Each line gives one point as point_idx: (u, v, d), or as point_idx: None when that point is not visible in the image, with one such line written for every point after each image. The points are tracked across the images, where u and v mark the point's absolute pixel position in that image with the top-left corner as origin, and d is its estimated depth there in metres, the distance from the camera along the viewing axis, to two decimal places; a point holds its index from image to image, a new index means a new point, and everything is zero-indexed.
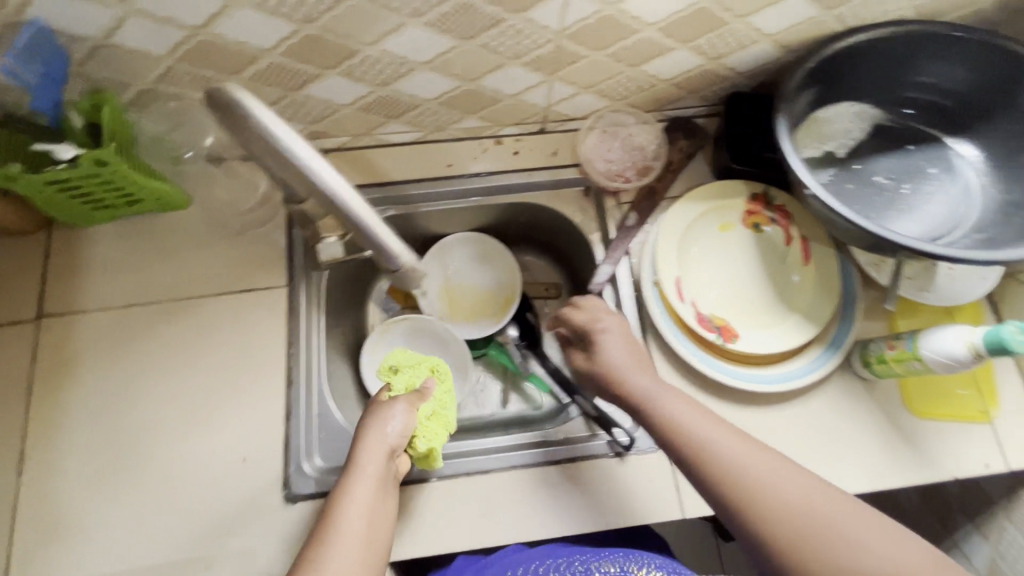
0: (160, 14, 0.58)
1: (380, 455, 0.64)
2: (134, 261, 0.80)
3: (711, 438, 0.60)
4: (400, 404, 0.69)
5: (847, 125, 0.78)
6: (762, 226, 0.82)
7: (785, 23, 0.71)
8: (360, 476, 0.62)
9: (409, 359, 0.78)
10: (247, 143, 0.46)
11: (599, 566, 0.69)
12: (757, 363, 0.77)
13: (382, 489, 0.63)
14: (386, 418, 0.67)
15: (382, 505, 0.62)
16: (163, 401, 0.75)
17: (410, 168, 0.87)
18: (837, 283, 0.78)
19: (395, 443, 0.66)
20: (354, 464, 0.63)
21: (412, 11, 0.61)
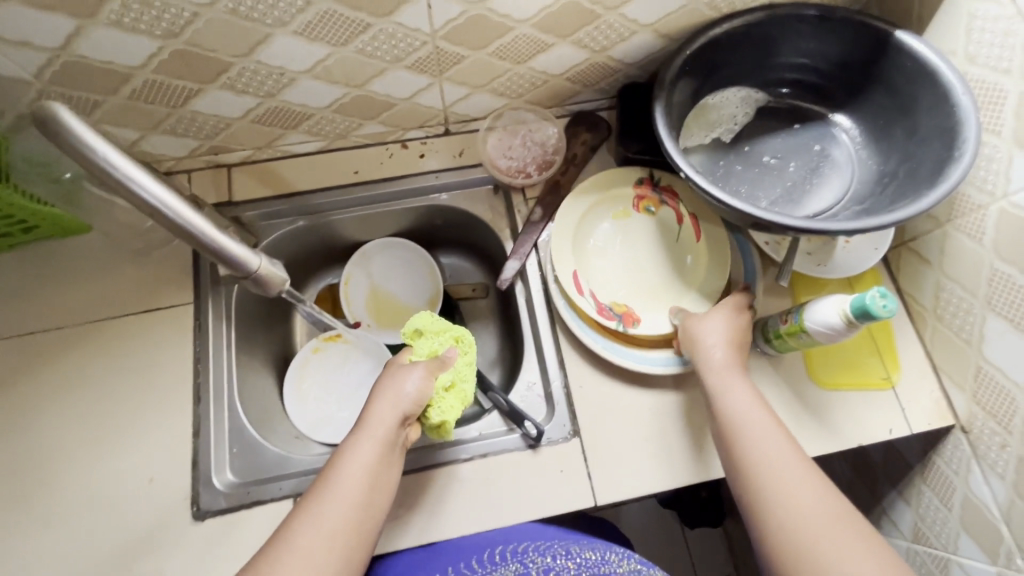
0: (16, 39, 0.58)
1: (390, 418, 0.63)
2: (35, 288, 0.79)
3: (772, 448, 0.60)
4: (418, 369, 0.68)
5: (734, 110, 0.80)
6: (653, 208, 0.85)
7: (658, 13, 0.73)
8: (366, 438, 0.62)
9: (436, 325, 0.76)
10: (86, 159, 0.47)
11: (580, 551, 0.67)
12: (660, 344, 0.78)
13: (385, 454, 0.62)
14: (402, 380, 0.66)
15: (386, 471, 0.62)
16: (69, 427, 0.74)
17: (317, 177, 0.87)
18: (729, 253, 0.81)
19: (407, 409, 0.65)
20: (364, 426, 0.63)
21: (275, 21, 0.61)
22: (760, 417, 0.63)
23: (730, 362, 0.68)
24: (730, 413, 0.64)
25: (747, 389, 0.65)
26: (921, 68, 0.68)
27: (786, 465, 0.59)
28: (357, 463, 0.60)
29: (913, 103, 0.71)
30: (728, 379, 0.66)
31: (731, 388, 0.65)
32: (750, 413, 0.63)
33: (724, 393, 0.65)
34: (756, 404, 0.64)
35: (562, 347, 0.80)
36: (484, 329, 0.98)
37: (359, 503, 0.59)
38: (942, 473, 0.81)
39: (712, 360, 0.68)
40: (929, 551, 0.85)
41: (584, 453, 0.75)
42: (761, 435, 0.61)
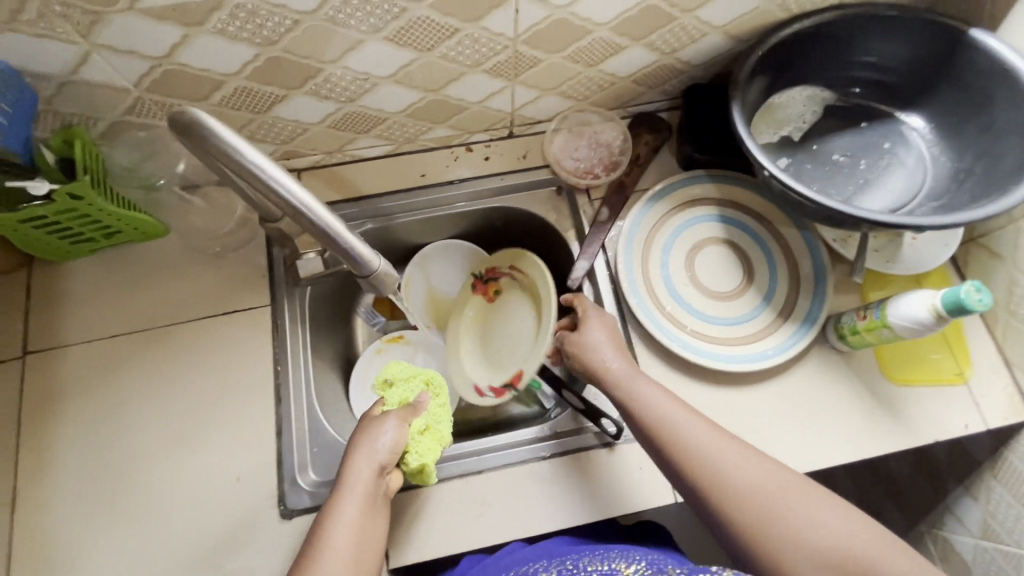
0: (123, 48, 0.60)
1: (369, 472, 0.64)
2: (117, 291, 0.81)
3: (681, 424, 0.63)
4: (389, 422, 0.68)
5: (801, 109, 0.81)
6: (496, 287, 0.94)
7: (732, 14, 0.74)
8: (349, 497, 0.63)
9: (404, 372, 0.76)
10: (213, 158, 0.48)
11: (588, 564, 0.64)
12: (736, 340, 0.79)
13: (370, 509, 0.63)
14: (376, 434, 0.67)
15: (372, 527, 0.62)
16: (155, 428, 0.75)
17: (385, 180, 0.88)
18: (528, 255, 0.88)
19: (384, 459, 0.66)
20: (342, 484, 0.64)
21: (369, 28, 0.63)
22: (676, 404, 0.65)
23: (628, 363, 0.70)
24: (650, 411, 0.65)
25: (654, 383, 0.68)
26: (996, 65, 0.69)
27: (714, 440, 0.61)
28: (343, 523, 0.61)
29: (989, 100, 0.71)
30: (635, 378, 0.68)
31: (641, 387, 0.67)
32: (666, 404, 0.65)
33: (637, 393, 0.67)
34: (665, 395, 0.66)
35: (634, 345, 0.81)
36: None
37: (351, 565, 0.59)
38: (1015, 468, 0.81)
39: (613, 370, 0.69)
40: (999, 548, 0.84)
41: None
42: (683, 422, 0.63)
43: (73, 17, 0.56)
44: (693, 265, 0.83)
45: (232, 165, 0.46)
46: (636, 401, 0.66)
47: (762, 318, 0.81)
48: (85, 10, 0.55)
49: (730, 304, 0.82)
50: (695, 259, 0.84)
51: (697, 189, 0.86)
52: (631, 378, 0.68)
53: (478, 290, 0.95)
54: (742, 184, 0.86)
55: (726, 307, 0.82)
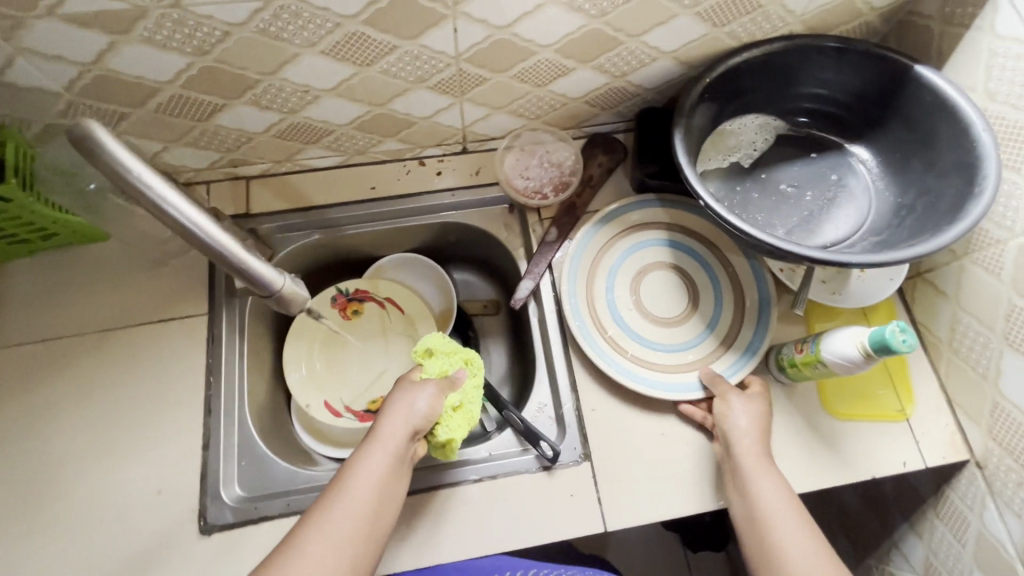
0: (49, 52, 0.59)
1: (402, 431, 0.63)
2: (51, 295, 0.79)
3: (784, 528, 0.60)
4: (429, 387, 0.68)
5: (752, 137, 0.81)
6: (358, 308, 0.94)
7: (680, 40, 0.73)
8: (379, 450, 0.62)
9: (446, 345, 0.75)
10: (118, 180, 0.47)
11: None
12: (676, 367, 0.79)
13: (396, 469, 0.62)
14: (415, 394, 0.67)
15: (394, 487, 0.61)
16: (81, 437, 0.74)
17: (334, 191, 0.87)
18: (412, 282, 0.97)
19: (418, 424, 0.65)
20: (373, 437, 0.63)
21: (304, 41, 0.62)
22: (789, 511, 0.61)
23: (759, 451, 0.67)
24: (760, 505, 0.62)
25: (775, 479, 0.64)
26: (940, 104, 0.68)
27: (817, 558, 0.58)
28: (369, 475, 0.60)
29: (932, 137, 0.71)
30: (756, 466, 0.65)
31: (758, 478, 0.64)
32: (778, 504, 0.62)
33: (751, 482, 0.64)
34: (780, 493, 0.63)
35: (575, 367, 0.80)
36: (493, 345, 0.98)
37: (367, 517, 0.58)
38: (955, 507, 0.80)
39: (743, 448, 0.67)
40: None
41: (594, 478, 0.74)
42: (785, 527, 0.60)
43: None
44: (639, 288, 0.83)
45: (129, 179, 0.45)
46: (749, 488, 0.64)
47: (705, 345, 0.80)
48: (5, 15, 0.54)
49: (674, 330, 0.81)
50: (642, 282, 0.83)
51: (647, 211, 0.85)
52: (748, 464, 0.66)
53: (339, 305, 0.93)
54: (691, 210, 0.86)
55: (669, 332, 0.81)
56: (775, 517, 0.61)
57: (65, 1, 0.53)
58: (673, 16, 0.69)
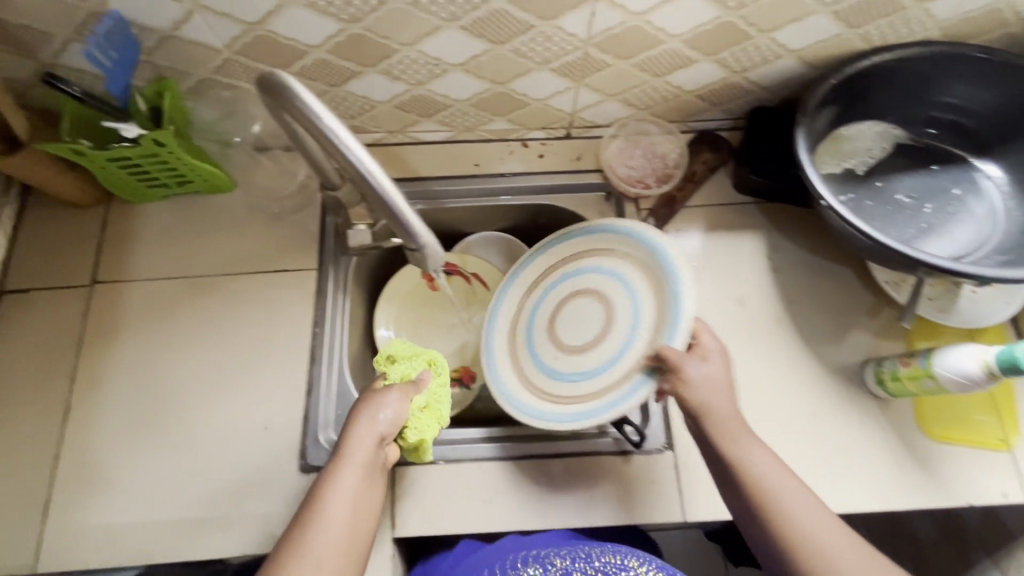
0: (223, 10, 0.64)
1: (368, 444, 0.64)
2: (180, 238, 0.86)
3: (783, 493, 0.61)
4: (392, 395, 0.67)
5: (869, 144, 0.79)
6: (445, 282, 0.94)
7: (810, 39, 0.72)
8: (350, 463, 0.63)
9: (407, 349, 0.72)
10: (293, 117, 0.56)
11: (600, 556, 0.67)
12: (619, 376, 0.70)
13: (369, 478, 0.64)
14: (379, 406, 0.66)
15: (370, 494, 0.64)
16: (198, 368, 0.80)
17: (439, 165, 0.91)
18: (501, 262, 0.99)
19: (385, 431, 0.65)
20: (342, 452, 0.64)
21: (448, 15, 0.65)
22: (784, 476, 0.62)
23: (735, 416, 0.65)
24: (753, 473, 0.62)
25: (760, 448, 0.64)
26: None
27: (825, 526, 0.60)
28: (344, 492, 0.62)
29: None
30: (745, 438, 0.64)
31: (745, 447, 0.63)
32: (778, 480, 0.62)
33: (742, 454, 0.63)
34: (771, 461, 0.63)
35: None
36: None
37: (349, 530, 0.61)
38: None
39: (722, 421, 0.64)
40: None
41: (676, 468, 0.76)
42: (788, 491, 0.61)
43: None
44: (562, 318, 0.78)
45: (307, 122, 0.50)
46: (740, 464, 0.63)
47: (631, 351, 0.70)
48: None
49: (595, 352, 0.73)
50: (560, 331, 0.77)
51: (562, 239, 0.80)
52: (737, 436, 0.64)
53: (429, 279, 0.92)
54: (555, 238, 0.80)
55: (590, 356, 0.73)
56: (775, 484, 0.61)
57: None
58: (809, 13, 0.68)
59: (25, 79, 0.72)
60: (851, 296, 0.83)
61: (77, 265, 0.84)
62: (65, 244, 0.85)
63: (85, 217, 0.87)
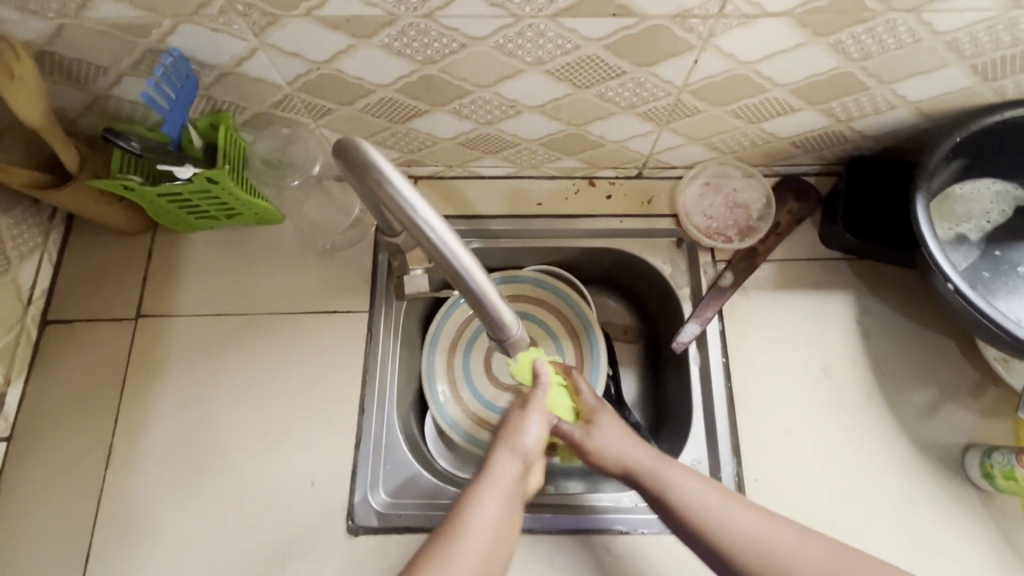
0: (289, 49, 0.58)
1: (514, 466, 0.63)
2: (227, 271, 0.82)
3: (727, 513, 0.61)
4: (537, 416, 0.66)
5: (987, 206, 0.71)
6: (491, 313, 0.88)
7: (934, 92, 0.64)
8: (492, 486, 0.61)
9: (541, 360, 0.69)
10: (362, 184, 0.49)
11: None
12: None
13: (509, 505, 0.61)
14: (523, 425, 0.65)
15: (509, 522, 0.61)
16: (245, 413, 0.76)
17: (499, 202, 0.84)
18: (549, 297, 0.89)
19: (529, 455, 0.64)
20: (484, 474, 0.62)
21: (534, 59, 0.59)
22: (717, 495, 0.63)
23: (650, 451, 0.67)
24: (685, 502, 0.63)
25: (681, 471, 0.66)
26: None
27: (782, 534, 0.60)
28: (486, 516, 0.59)
29: None
30: (668, 470, 0.65)
31: (670, 475, 0.65)
32: (706, 497, 0.63)
33: (669, 485, 0.64)
34: (703, 487, 0.64)
35: (740, 429, 0.74)
36: (625, 371, 0.91)
37: (484, 558, 0.58)
38: None
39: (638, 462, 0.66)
40: None
41: None
42: (727, 510, 0.62)
43: (250, 16, 0.55)
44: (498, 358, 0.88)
45: (385, 193, 0.43)
46: (674, 499, 0.63)
47: None
48: (264, 12, 0.54)
49: None
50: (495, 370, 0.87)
51: (509, 286, 0.89)
52: (658, 470, 0.66)
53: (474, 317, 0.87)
54: (504, 282, 0.88)
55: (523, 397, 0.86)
56: (709, 507, 0.62)
57: (325, 4, 0.53)
58: (942, 66, 0.60)
59: (75, 108, 0.67)
60: (949, 370, 0.75)
61: (122, 297, 0.81)
62: (112, 274, 0.82)
63: (131, 246, 0.83)
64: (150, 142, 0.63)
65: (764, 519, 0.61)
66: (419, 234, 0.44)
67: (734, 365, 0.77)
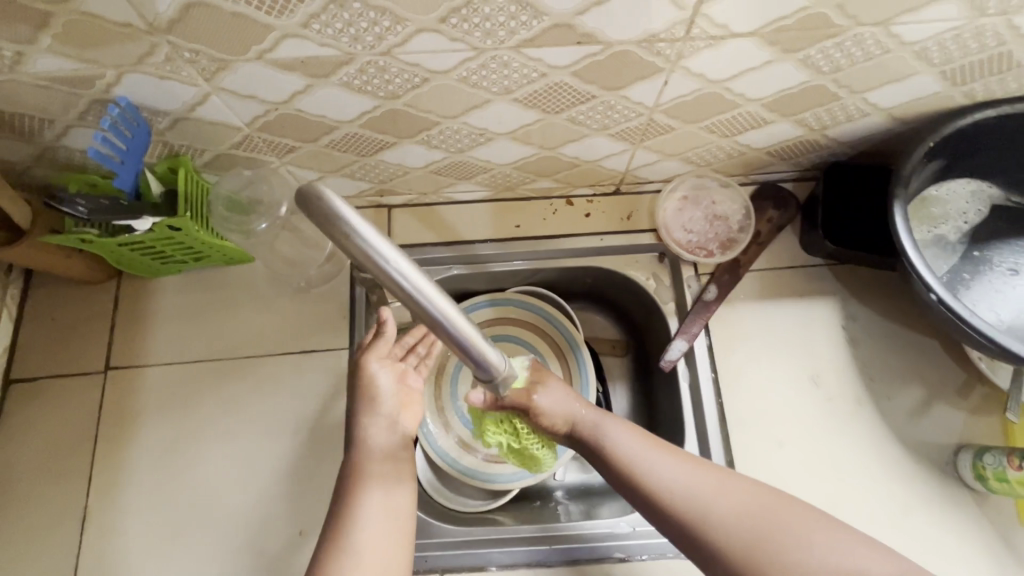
0: (243, 91, 0.56)
1: (380, 423, 0.64)
2: (198, 316, 0.79)
3: (662, 468, 0.62)
4: (388, 370, 0.66)
5: (964, 206, 0.71)
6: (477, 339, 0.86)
7: (905, 98, 0.64)
8: (366, 450, 0.63)
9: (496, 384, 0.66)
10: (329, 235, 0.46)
11: None
12: None
13: (391, 460, 0.63)
14: (373, 383, 0.65)
15: (397, 476, 0.63)
16: (225, 464, 0.73)
17: (476, 226, 0.82)
18: (535, 318, 0.87)
19: (388, 408, 0.65)
20: (354, 442, 0.64)
21: (501, 89, 0.57)
22: (657, 451, 0.63)
23: (593, 409, 0.68)
24: (625, 455, 0.63)
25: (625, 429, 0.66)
26: None
27: (708, 481, 0.61)
28: (371, 477, 0.62)
29: None
30: (609, 426, 0.66)
31: (613, 432, 0.66)
32: (646, 454, 0.63)
33: (610, 441, 0.65)
34: (634, 436, 0.65)
35: (734, 445, 0.73)
36: (616, 388, 0.90)
37: (385, 515, 0.60)
38: None
39: (580, 419, 0.67)
40: None
41: None
42: (665, 466, 0.62)
43: (198, 62, 0.52)
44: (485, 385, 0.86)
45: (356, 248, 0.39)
46: (611, 452, 0.64)
47: None
48: (213, 57, 0.52)
49: None
50: None
51: (492, 309, 0.86)
52: (601, 428, 0.66)
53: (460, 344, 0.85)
54: (487, 305, 0.86)
55: None
56: (648, 463, 0.63)
57: (277, 46, 0.50)
58: (911, 74, 0.59)
59: (23, 161, 0.64)
60: (936, 370, 0.75)
61: (89, 350, 0.77)
62: (77, 327, 0.78)
63: (95, 295, 0.80)
64: (100, 207, 0.61)
65: (704, 475, 0.61)
66: (392, 283, 0.40)
67: (724, 381, 0.76)
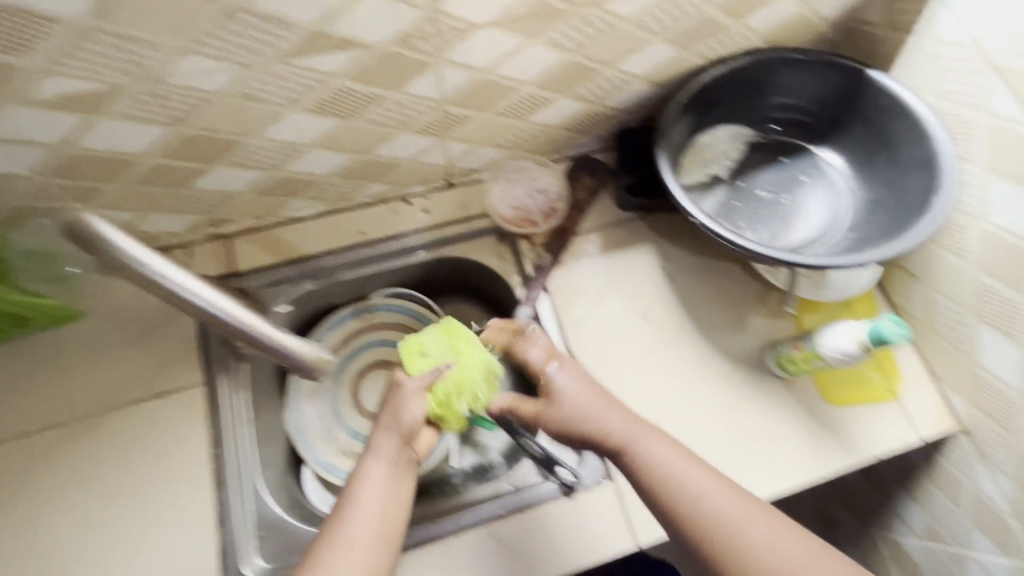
0: (17, 137, 0.56)
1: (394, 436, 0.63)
2: (28, 386, 0.74)
3: (705, 496, 0.58)
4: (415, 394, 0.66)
5: (726, 147, 0.85)
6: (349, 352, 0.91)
7: (650, 64, 0.76)
8: (373, 458, 0.61)
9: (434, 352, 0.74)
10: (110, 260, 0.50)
11: None
12: None
13: (397, 469, 0.61)
14: (401, 403, 0.66)
15: (399, 485, 0.60)
16: (85, 530, 0.69)
17: (319, 239, 0.85)
18: (400, 320, 0.92)
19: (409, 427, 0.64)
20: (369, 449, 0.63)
21: (287, 100, 0.61)
22: (704, 474, 0.60)
23: (632, 416, 0.64)
24: (662, 470, 0.60)
25: (671, 446, 0.62)
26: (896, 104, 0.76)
27: (743, 513, 0.57)
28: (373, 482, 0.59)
29: (890, 134, 0.78)
30: (645, 439, 0.62)
31: (654, 447, 0.62)
32: (693, 481, 0.59)
33: (648, 454, 0.61)
34: (676, 452, 0.61)
35: None
36: None
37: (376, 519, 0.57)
38: (950, 473, 0.86)
39: (614, 425, 0.63)
40: (943, 547, 0.90)
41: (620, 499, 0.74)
42: (711, 494, 0.58)
43: None
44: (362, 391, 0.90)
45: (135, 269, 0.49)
46: (648, 468, 0.61)
47: None
48: None
49: None
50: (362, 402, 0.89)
51: (358, 320, 0.91)
52: (635, 440, 0.63)
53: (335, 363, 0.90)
54: (352, 318, 0.91)
55: None
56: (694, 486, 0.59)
57: (37, 86, 0.51)
58: (644, 44, 0.71)
59: None
60: (741, 287, 0.89)
61: None
62: None
63: None
64: None
65: (749, 509, 0.58)
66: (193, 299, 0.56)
67: (570, 333, 0.84)
